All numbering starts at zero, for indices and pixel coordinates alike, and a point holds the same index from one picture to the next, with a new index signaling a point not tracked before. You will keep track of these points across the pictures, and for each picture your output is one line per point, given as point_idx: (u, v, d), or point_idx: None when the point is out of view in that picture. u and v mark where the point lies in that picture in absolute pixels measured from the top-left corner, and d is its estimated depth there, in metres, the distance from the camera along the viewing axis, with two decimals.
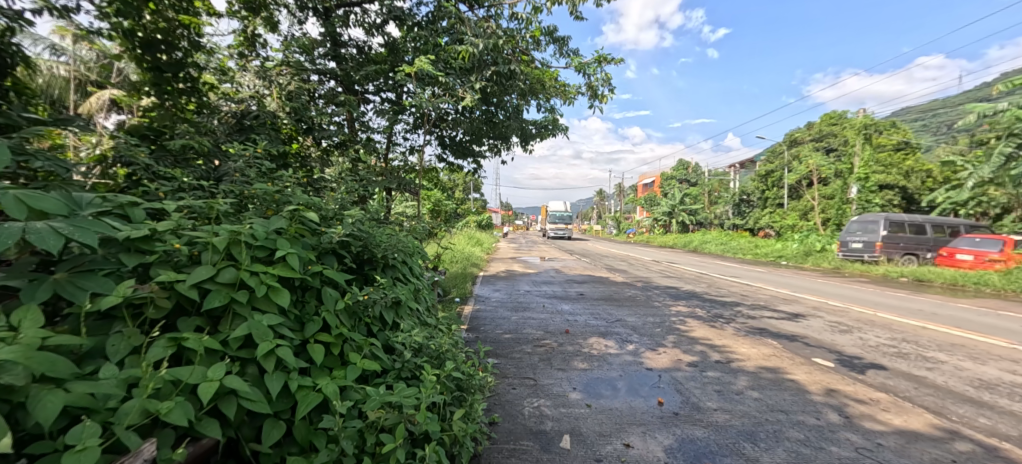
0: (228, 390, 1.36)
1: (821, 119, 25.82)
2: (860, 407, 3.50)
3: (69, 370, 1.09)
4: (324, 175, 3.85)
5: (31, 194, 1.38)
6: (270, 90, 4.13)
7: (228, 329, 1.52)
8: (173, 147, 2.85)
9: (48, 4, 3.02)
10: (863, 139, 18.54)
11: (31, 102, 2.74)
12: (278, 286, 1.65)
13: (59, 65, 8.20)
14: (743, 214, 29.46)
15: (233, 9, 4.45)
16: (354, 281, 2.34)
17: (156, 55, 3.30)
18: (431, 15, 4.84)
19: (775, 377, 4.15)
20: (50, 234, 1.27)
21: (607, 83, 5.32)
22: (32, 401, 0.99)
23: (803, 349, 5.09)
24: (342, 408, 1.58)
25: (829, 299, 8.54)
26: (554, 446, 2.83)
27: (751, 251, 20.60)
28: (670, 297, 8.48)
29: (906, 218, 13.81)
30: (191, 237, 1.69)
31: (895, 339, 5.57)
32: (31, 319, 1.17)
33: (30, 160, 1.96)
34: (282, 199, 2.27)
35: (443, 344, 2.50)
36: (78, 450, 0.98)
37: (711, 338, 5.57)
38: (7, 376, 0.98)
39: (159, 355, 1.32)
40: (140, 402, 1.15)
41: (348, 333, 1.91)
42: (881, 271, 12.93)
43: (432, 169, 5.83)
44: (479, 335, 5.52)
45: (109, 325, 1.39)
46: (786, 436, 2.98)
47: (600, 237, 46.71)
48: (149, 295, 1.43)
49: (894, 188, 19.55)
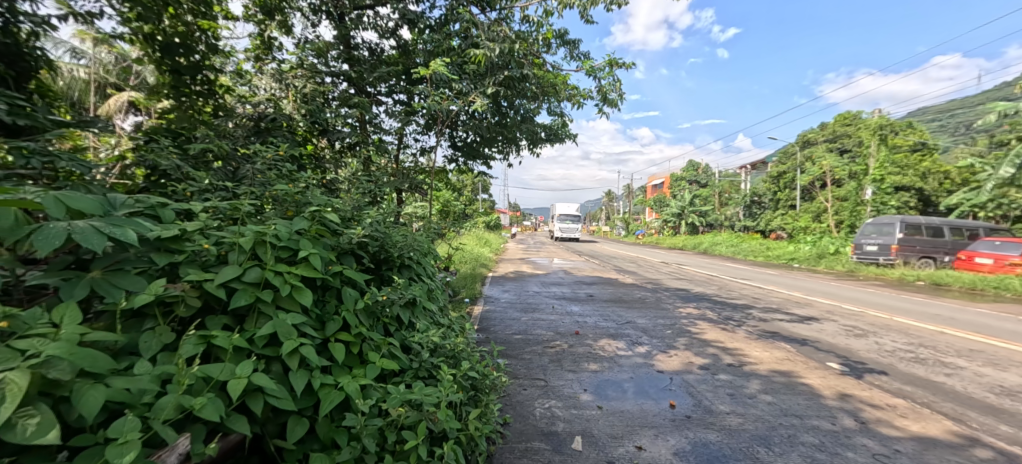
0: (255, 387, 1.39)
1: (835, 119, 25.14)
2: (877, 412, 3.45)
3: (108, 365, 1.11)
4: (336, 176, 3.88)
5: (70, 194, 1.44)
6: (285, 92, 4.23)
7: (254, 327, 1.56)
8: (192, 149, 2.91)
9: (72, 10, 3.11)
10: (879, 140, 18.07)
11: (53, 104, 2.89)
12: (301, 285, 1.69)
13: (78, 67, 8.36)
14: (754, 216, 29.26)
15: (249, 13, 4.54)
16: (371, 281, 2.40)
17: (174, 58, 3.43)
18: (443, 18, 4.92)
19: (787, 381, 4.11)
20: (91, 232, 1.33)
21: (617, 86, 5.34)
22: (76, 396, 1.01)
23: (816, 353, 5.03)
24: (364, 405, 1.61)
25: (844, 303, 8.41)
26: (566, 448, 2.84)
27: (762, 253, 20.34)
28: (680, 300, 8.42)
29: (923, 221, 13.56)
30: (218, 238, 1.74)
31: (912, 344, 5.49)
32: (71, 315, 1.20)
33: (57, 160, 2.15)
34: (302, 200, 2.32)
35: (458, 344, 2.53)
36: (121, 443, 0.99)
37: (722, 340, 5.53)
38: (55, 371, 0.99)
39: (190, 351, 1.35)
40: (175, 397, 1.17)
41: (367, 332, 1.95)
42: (897, 274, 12.72)
43: (442, 170, 5.88)
44: (489, 335, 5.55)
45: (141, 322, 1.44)
46: (801, 441, 2.96)
47: (756, 253, 20.92)
48: (180, 294, 1.47)
49: (911, 189, 18.91)
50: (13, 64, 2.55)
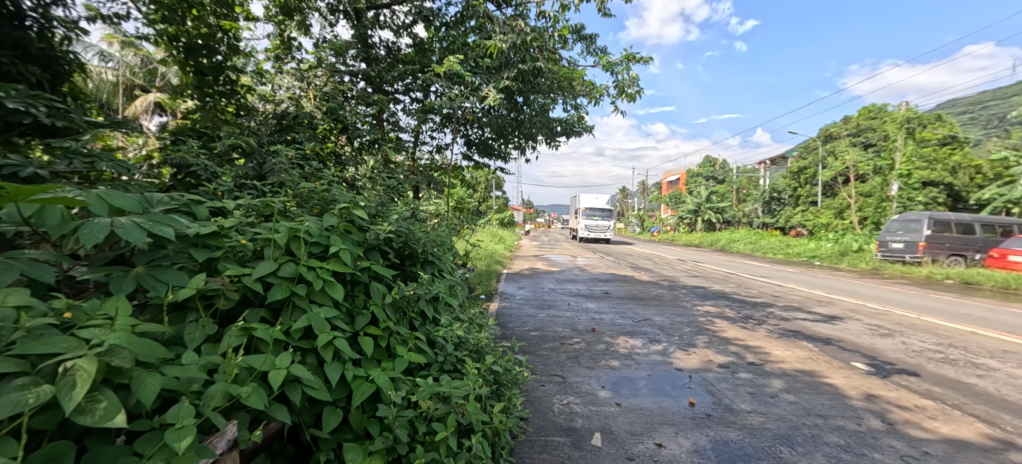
0: (294, 377, 1.44)
1: (859, 112, 24.40)
2: (905, 413, 3.38)
3: (162, 354, 1.17)
4: (355, 172, 3.94)
5: (111, 192, 1.50)
6: (305, 91, 4.31)
7: (290, 320, 1.61)
8: (220, 147, 2.99)
9: (99, 13, 3.23)
10: (906, 133, 17.51)
11: (86, 106, 3.01)
12: (333, 280, 1.73)
13: (106, 70, 8.64)
14: (774, 212, 28.67)
15: (270, 14, 4.63)
16: (397, 276, 2.45)
17: (197, 59, 3.52)
18: (458, 15, 4.94)
19: (811, 380, 4.05)
20: (133, 229, 1.39)
21: (634, 81, 5.29)
22: (137, 383, 1.06)
23: (840, 353, 4.93)
24: (396, 397, 1.65)
25: (868, 301, 8.19)
26: (585, 443, 2.85)
27: (782, 251, 19.92)
28: (698, 297, 8.32)
29: (953, 217, 13.10)
30: (253, 234, 1.79)
31: (941, 344, 5.33)
32: (121, 308, 1.26)
33: (99, 162, 2.24)
34: (329, 197, 2.37)
35: (481, 339, 2.57)
36: (178, 427, 1.04)
37: (743, 339, 5.46)
38: (117, 359, 1.05)
39: (232, 343, 1.41)
40: (223, 386, 1.22)
41: (394, 326, 1.99)
42: (925, 272, 12.33)
43: (457, 167, 5.90)
44: (505, 332, 5.58)
45: (184, 315, 1.50)
46: (826, 441, 2.91)
47: (775, 250, 20.46)
48: (220, 288, 1.53)
49: (940, 184, 18.24)
50: (49, 67, 2.66)
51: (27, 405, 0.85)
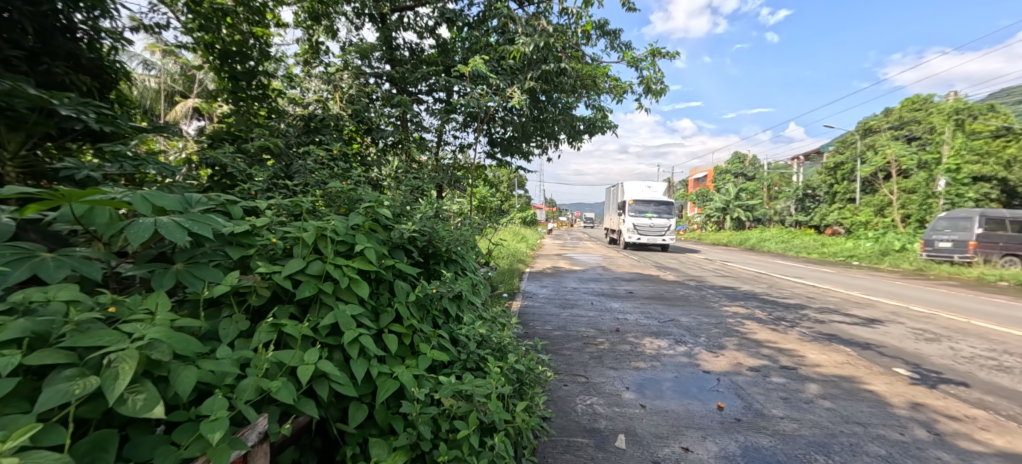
0: (321, 373, 1.47)
1: (902, 104, 23.15)
2: (953, 424, 3.19)
3: (198, 348, 1.22)
4: (380, 172, 4.01)
5: (154, 193, 1.57)
6: (332, 93, 4.41)
7: (317, 316, 1.66)
8: (251, 148, 3.10)
9: (141, 23, 3.39)
10: (954, 126, 16.50)
11: (131, 112, 3.18)
12: (358, 278, 1.77)
13: (148, 77, 9.08)
14: (808, 210, 27.60)
15: (299, 19, 4.76)
16: (421, 275, 2.49)
17: (231, 65, 3.66)
18: (481, 15, 4.95)
19: (850, 386, 3.87)
20: (175, 228, 1.46)
21: (660, 76, 5.17)
22: (174, 375, 1.12)
23: (881, 358, 4.70)
24: (419, 394, 1.67)
25: (911, 304, 7.79)
26: (609, 445, 2.82)
27: (817, 250, 19.14)
28: (727, 298, 8.09)
29: (1007, 214, 12.27)
30: (284, 232, 1.85)
31: (994, 350, 5.01)
32: (161, 303, 1.32)
33: (145, 165, 2.35)
34: (355, 196, 2.42)
35: (503, 337, 2.59)
36: (212, 419, 1.09)
37: (775, 341, 5.27)
38: (156, 352, 1.11)
39: (263, 339, 1.46)
40: (254, 379, 1.27)
41: (418, 324, 2.02)
42: (975, 274, 11.61)
43: (480, 166, 5.92)
44: (528, 331, 5.57)
45: (219, 310, 1.57)
46: (865, 450, 2.78)
47: (809, 250, 19.67)
48: (252, 284, 1.59)
49: (992, 180, 17.12)
50: (98, 76, 2.84)
51: (74, 395, 0.91)
